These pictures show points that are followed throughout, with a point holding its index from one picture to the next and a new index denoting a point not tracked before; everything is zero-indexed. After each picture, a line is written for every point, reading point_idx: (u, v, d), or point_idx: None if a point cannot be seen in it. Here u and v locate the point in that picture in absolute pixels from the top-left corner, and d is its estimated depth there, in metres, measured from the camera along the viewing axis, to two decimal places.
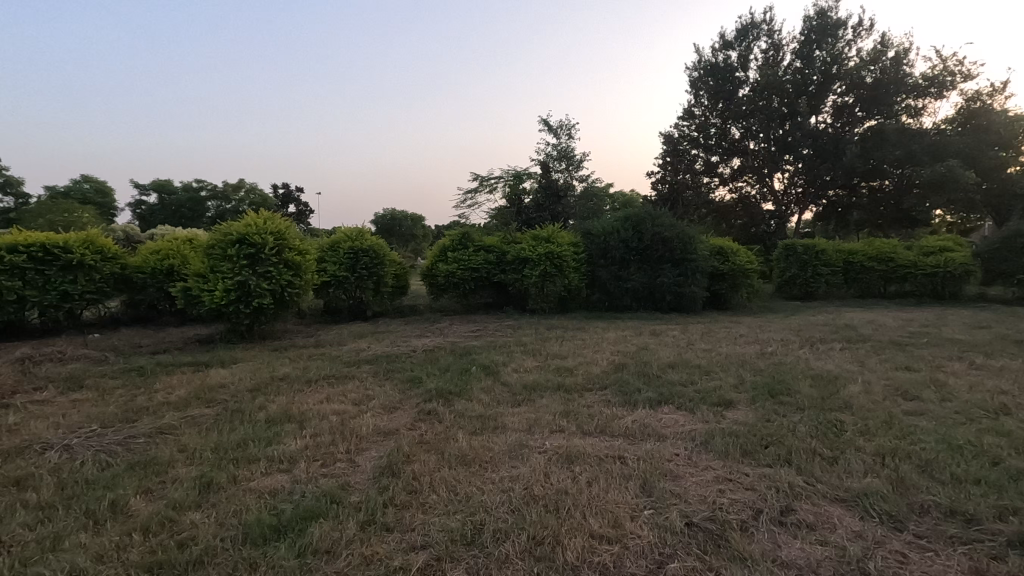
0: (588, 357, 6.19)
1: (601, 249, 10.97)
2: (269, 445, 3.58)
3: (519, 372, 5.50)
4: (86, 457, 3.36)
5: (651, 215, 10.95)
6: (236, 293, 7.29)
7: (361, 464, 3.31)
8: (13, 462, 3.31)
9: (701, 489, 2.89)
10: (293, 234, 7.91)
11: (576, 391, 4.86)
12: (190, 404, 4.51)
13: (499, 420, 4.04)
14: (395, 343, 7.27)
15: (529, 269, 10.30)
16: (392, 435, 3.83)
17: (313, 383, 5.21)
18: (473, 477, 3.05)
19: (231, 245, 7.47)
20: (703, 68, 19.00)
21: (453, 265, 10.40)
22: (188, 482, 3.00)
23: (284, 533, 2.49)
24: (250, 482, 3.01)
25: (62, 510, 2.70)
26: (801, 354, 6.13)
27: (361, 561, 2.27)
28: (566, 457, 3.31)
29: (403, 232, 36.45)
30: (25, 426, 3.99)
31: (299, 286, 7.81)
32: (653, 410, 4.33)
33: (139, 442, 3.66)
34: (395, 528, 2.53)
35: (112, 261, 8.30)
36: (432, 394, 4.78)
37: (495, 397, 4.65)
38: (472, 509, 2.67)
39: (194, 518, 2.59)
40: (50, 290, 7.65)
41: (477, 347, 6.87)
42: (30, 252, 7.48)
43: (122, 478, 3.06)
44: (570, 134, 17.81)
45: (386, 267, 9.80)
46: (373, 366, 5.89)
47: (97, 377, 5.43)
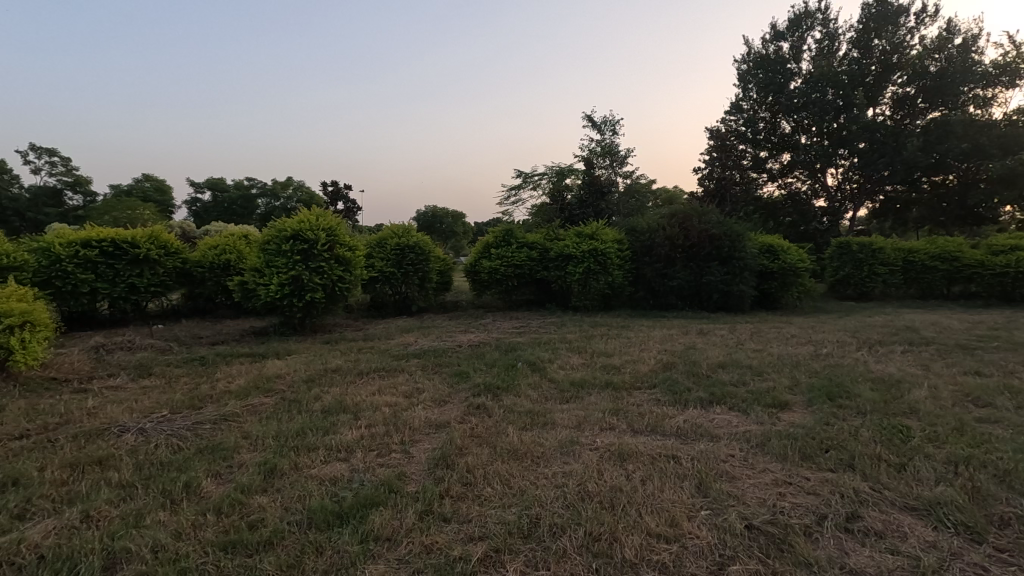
0: (634, 356, 6.12)
1: (646, 246, 10.83)
2: (327, 434, 3.71)
3: (566, 369, 5.50)
4: (160, 440, 3.56)
5: (697, 211, 10.74)
6: (290, 287, 7.55)
7: (416, 455, 3.38)
8: (94, 443, 3.53)
9: (760, 492, 2.82)
10: (344, 231, 8.16)
11: (625, 389, 4.82)
12: (250, 393, 4.70)
13: (548, 416, 4.05)
14: (442, 338, 7.38)
15: (572, 266, 10.25)
16: (443, 427, 3.89)
17: (364, 375, 5.35)
18: (526, 472, 3.07)
19: (285, 241, 7.74)
20: (754, 61, 18.45)
21: (496, 261, 10.46)
22: (253, 467, 3.14)
23: (346, 520, 2.56)
24: (311, 470, 3.12)
25: (141, 489, 2.86)
26: (859, 357, 5.89)
27: (422, 550, 2.33)
28: (618, 455, 3.29)
29: (444, 228, 36.87)
30: (103, 410, 4.25)
31: (349, 281, 8.04)
32: (705, 410, 4.26)
33: (206, 428, 3.85)
34: (452, 519, 2.57)
35: (175, 256, 8.74)
36: (480, 388, 4.84)
37: (543, 394, 4.66)
38: (528, 503, 2.69)
39: (261, 502, 2.71)
40: (119, 283, 8.09)
41: (522, 343, 6.89)
42: (102, 247, 7.93)
43: (193, 462, 3.22)
44: (614, 130, 17.63)
45: (431, 263, 9.98)
46: (421, 361, 5.98)
47: (164, 365, 5.73)
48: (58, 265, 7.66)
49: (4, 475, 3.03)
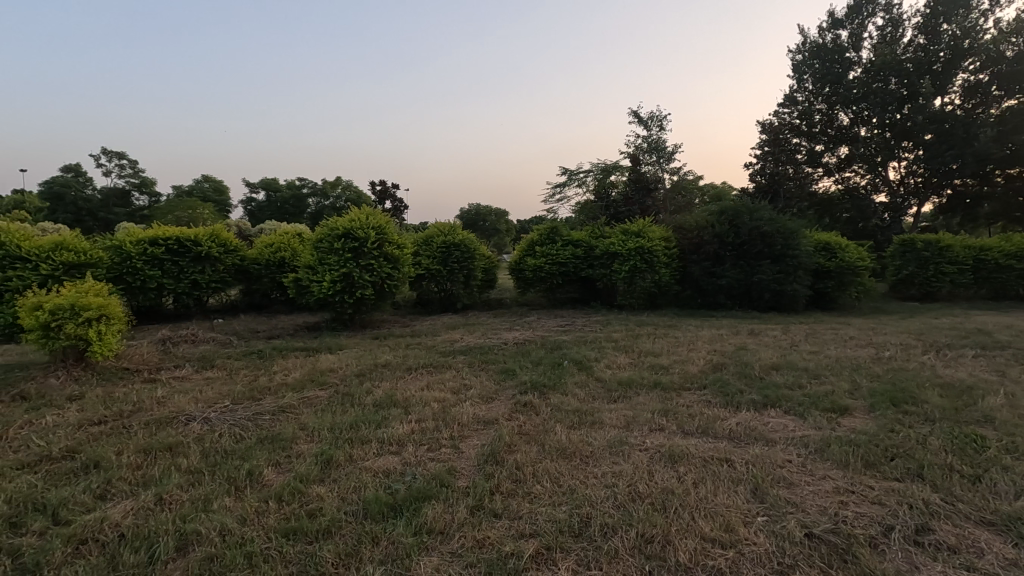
0: (682, 356, 5.99)
1: (693, 244, 10.59)
2: (379, 427, 3.81)
3: (613, 369, 5.44)
4: (223, 430, 3.74)
5: (749, 208, 10.38)
6: (341, 284, 7.77)
7: (465, 450, 3.44)
8: (165, 430, 3.75)
9: (820, 500, 2.72)
10: (393, 229, 8.34)
11: (674, 390, 4.73)
12: (305, 386, 4.88)
13: (596, 415, 4.01)
14: (488, 335, 7.45)
15: (618, 263, 10.12)
16: (491, 424, 3.93)
17: (412, 371, 5.46)
18: (575, 471, 3.06)
19: (337, 239, 7.98)
20: (809, 50, 17.73)
21: (541, 258, 10.45)
22: (311, 457, 3.25)
23: (400, 511, 2.63)
24: (365, 462, 3.20)
25: (207, 475, 3.02)
26: (926, 361, 5.57)
27: (474, 544, 2.36)
28: (668, 456, 3.25)
29: (486, 227, 37.10)
30: (171, 399, 4.50)
31: (397, 279, 8.21)
32: (759, 413, 4.13)
33: (266, 419, 4.01)
34: (503, 515, 2.60)
35: (234, 253, 9.16)
36: (527, 386, 4.86)
37: (590, 393, 4.63)
38: (578, 502, 2.68)
39: (318, 491, 2.81)
40: (183, 279, 8.52)
41: (567, 341, 6.86)
42: (168, 244, 8.40)
43: (255, 451, 3.37)
44: (661, 125, 17.32)
45: (477, 261, 10.06)
46: (467, 358, 6.05)
47: (225, 358, 6.01)
48: (129, 262, 8.14)
49: (87, 457, 3.25)
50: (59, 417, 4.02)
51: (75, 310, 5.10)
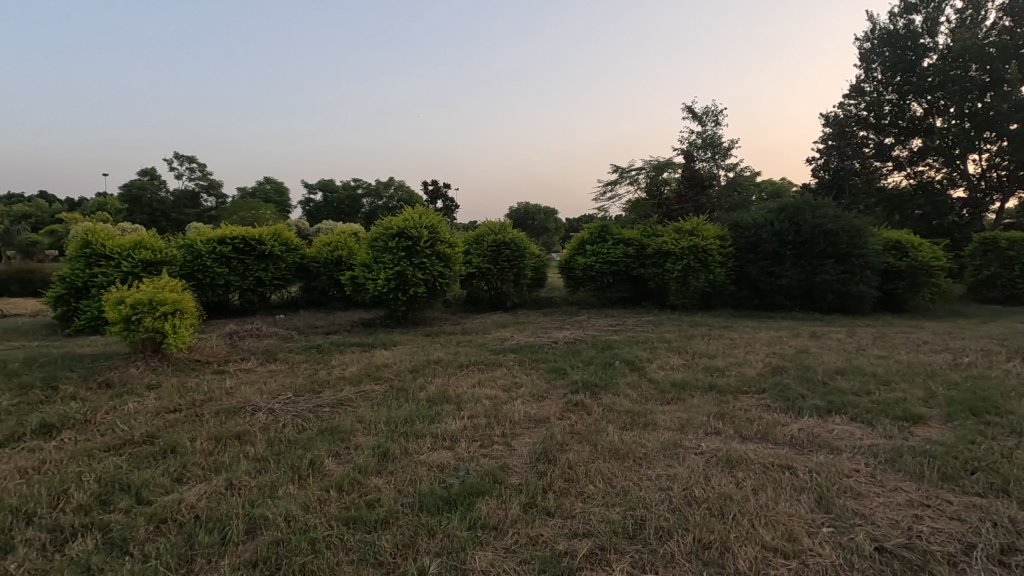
0: (739, 358, 5.79)
1: (751, 243, 10.21)
2: (433, 422, 3.88)
3: (666, 370, 5.33)
4: (287, 420, 3.92)
5: (812, 205, 9.91)
6: (395, 282, 7.97)
7: (517, 448, 3.46)
8: (234, 419, 3.97)
9: (891, 512, 2.58)
10: (445, 228, 8.48)
11: (730, 393, 4.58)
12: (362, 380, 5.04)
13: (649, 417, 3.95)
14: (538, 334, 7.45)
15: (671, 263, 9.89)
16: (542, 423, 3.93)
17: (464, 368, 5.53)
18: (628, 472, 3.02)
19: (391, 238, 8.19)
20: (878, 38, 16.72)
21: (592, 257, 10.36)
22: (369, 450, 3.36)
23: (454, 505, 2.68)
24: (420, 456, 3.28)
25: (273, 463, 3.16)
26: (1010, 369, 5.17)
27: (527, 541, 2.38)
28: (726, 460, 3.16)
29: (536, 225, 37.15)
30: (238, 389, 4.75)
31: (448, 277, 8.35)
32: (822, 419, 3.95)
33: (326, 411, 4.17)
34: (556, 513, 2.60)
35: (294, 252, 9.58)
36: (578, 385, 4.84)
37: (642, 394, 4.56)
38: (632, 503, 2.64)
39: (375, 483, 2.89)
40: (248, 276, 8.98)
41: (618, 341, 6.78)
42: (235, 244, 8.90)
43: (316, 441, 3.51)
44: (717, 120, 16.83)
45: (527, 260, 10.10)
46: (517, 356, 6.07)
47: (286, 352, 6.28)
48: (199, 260, 8.65)
49: (165, 443, 3.48)
50: (139, 404, 4.32)
51: (153, 305, 5.45)
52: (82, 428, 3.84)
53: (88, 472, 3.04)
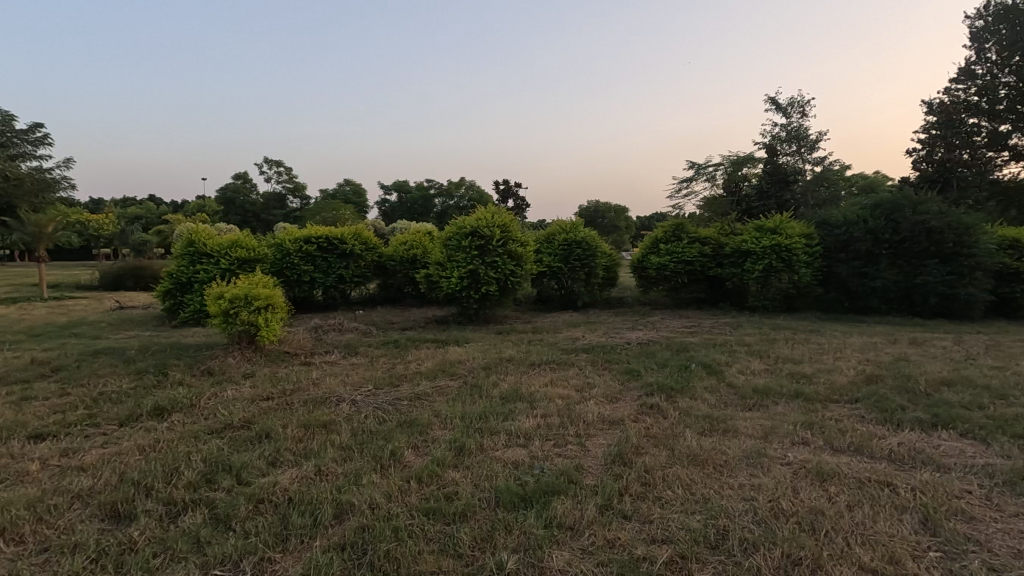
0: (828, 364, 5.44)
1: (841, 241, 9.54)
2: (506, 420, 3.93)
3: (747, 375, 5.10)
4: (369, 411, 4.11)
5: (912, 200, 9.12)
6: (468, 280, 8.11)
7: (592, 449, 3.43)
8: (320, 408, 4.20)
9: (1012, 541, 2.33)
10: (517, 227, 8.57)
11: (819, 402, 4.31)
12: (437, 376, 5.18)
13: (730, 423, 3.79)
14: (610, 334, 7.36)
15: (751, 262, 9.43)
16: (617, 424, 3.88)
17: (536, 367, 5.56)
18: (709, 479, 2.92)
19: (465, 237, 8.36)
20: (994, 15, 15.22)
21: (666, 256, 10.06)
22: (445, 444, 3.45)
23: (530, 503, 2.70)
24: (495, 452, 3.33)
25: (357, 452, 3.32)
26: None
27: (604, 543, 2.35)
28: (816, 473, 2.97)
29: (606, 224, 36.64)
30: (323, 381, 5.04)
31: (520, 276, 8.41)
32: (926, 434, 3.63)
33: (404, 404, 4.33)
34: (633, 517, 2.56)
35: (373, 250, 10.01)
36: (652, 387, 4.73)
37: (721, 399, 4.39)
38: (714, 512, 2.55)
39: (453, 476, 2.97)
40: (331, 274, 9.47)
41: (694, 344, 6.55)
42: (319, 243, 9.45)
43: (396, 433, 3.65)
44: (803, 111, 15.88)
45: (598, 259, 9.98)
46: (589, 356, 6.02)
47: (366, 346, 6.57)
48: (288, 258, 9.25)
49: (260, 428, 3.74)
50: (237, 391, 4.67)
51: (248, 299, 5.88)
52: (189, 411, 4.20)
53: (195, 452, 3.32)
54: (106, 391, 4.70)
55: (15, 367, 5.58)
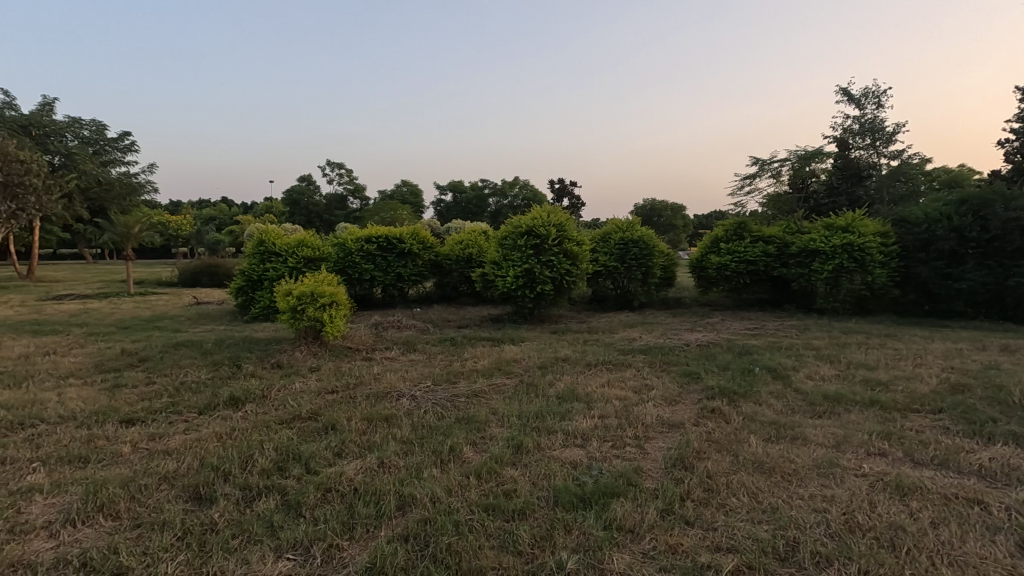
0: (907, 371, 5.10)
1: (921, 240, 8.92)
2: (563, 419, 3.92)
3: (816, 380, 4.86)
4: (428, 407, 4.20)
5: (1005, 195, 8.39)
6: (523, 279, 8.13)
7: (651, 452, 3.36)
8: (382, 403, 4.34)
9: None
10: (573, 226, 8.53)
11: (897, 411, 4.05)
12: (494, 374, 5.24)
13: (799, 430, 3.62)
14: (668, 335, 7.19)
15: (820, 262, 8.96)
16: (677, 428, 3.79)
17: (592, 367, 5.51)
18: (776, 488, 2.80)
19: (520, 236, 8.40)
20: None
21: (727, 256, 9.73)
22: (503, 441, 3.48)
23: (589, 504, 2.68)
24: (553, 451, 3.33)
25: (417, 446, 3.41)
26: None
27: (666, 548, 2.30)
28: (894, 486, 2.80)
29: (662, 222, 35.85)
30: (383, 376, 5.19)
31: (575, 275, 8.35)
32: (1022, 449, 3.34)
33: (462, 401, 4.40)
34: (696, 523, 2.49)
35: (430, 250, 10.21)
36: (714, 391, 4.59)
37: (788, 405, 4.20)
38: (782, 523, 2.45)
39: (511, 474, 2.99)
40: (390, 272, 9.75)
41: (758, 347, 6.31)
42: (378, 242, 9.75)
43: (454, 429, 3.71)
44: (878, 102, 14.95)
45: (655, 258, 9.77)
46: (647, 357, 5.91)
47: (424, 343, 6.72)
48: (349, 257, 9.61)
49: (326, 420, 3.90)
50: (304, 384, 4.90)
51: (314, 297, 6.13)
52: (261, 402, 4.44)
53: (267, 441, 3.50)
54: (186, 381, 5.03)
55: (108, 356, 6.07)
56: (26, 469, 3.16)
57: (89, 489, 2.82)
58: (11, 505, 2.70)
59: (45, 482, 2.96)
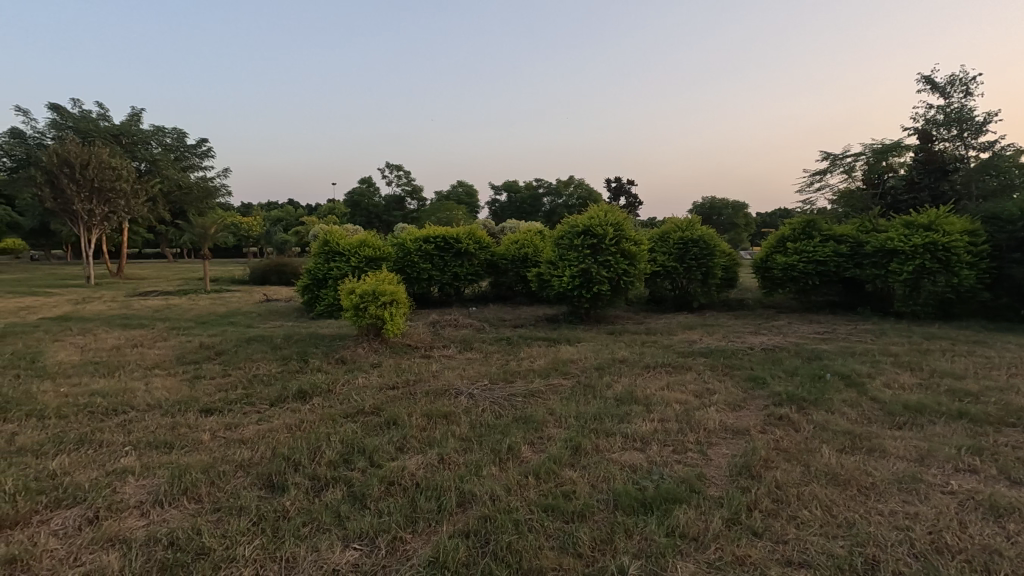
0: (1001, 381, 4.70)
1: (1016, 239, 8.18)
2: (622, 422, 3.86)
3: (895, 389, 4.56)
4: (485, 405, 4.25)
5: None
6: (579, 279, 8.07)
7: (715, 458, 3.26)
8: (440, 400, 4.42)
9: None
10: (630, 225, 8.39)
11: (989, 424, 3.73)
12: (551, 374, 5.23)
13: (876, 441, 3.41)
14: (730, 338, 6.94)
15: (898, 263, 8.40)
16: (741, 434, 3.66)
17: (651, 369, 5.40)
18: (852, 502, 2.65)
19: (577, 236, 8.34)
20: None
21: (794, 256, 9.30)
22: (561, 442, 3.47)
23: (650, 509, 2.62)
24: (611, 454, 3.28)
25: (476, 444, 3.45)
26: None
27: (733, 560, 2.22)
28: (988, 507, 2.58)
29: (722, 221, 34.72)
30: (441, 373, 5.29)
31: (633, 275, 8.21)
32: None
33: (519, 400, 4.42)
34: (764, 535, 2.39)
35: (486, 249, 10.32)
36: (782, 397, 4.39)
37: (863, 414, 3.96)
38: (860, 539, 2.31)
39: (570, 475, 2.97)
40: (447, 271, 9.91)
41: (829, 351, 5.99)
42: (436, 242, 9.95)
43: (512, 428, 3.73)
44: (967, 90, 13.86)
45: (716, 258, 9.46)
46: (708, 360, 5.73)
47: (481, 342, 6.80)
48: (408, 257, 9.86)
49: (388, 415, 4.01)
50: (367, 379, 5.06)
51: (375, 295, 6.33)
52: (326, 395, 4.62)
53: (334, 434, 3.64)
54: (258, 374, 5.31)
55: (188, 350, 6.49)
56: (119, 452, 3.43)
57: (174, 474, 3.03)
58: (108, 485, 2.93)
59: (136, 465, 3.20)
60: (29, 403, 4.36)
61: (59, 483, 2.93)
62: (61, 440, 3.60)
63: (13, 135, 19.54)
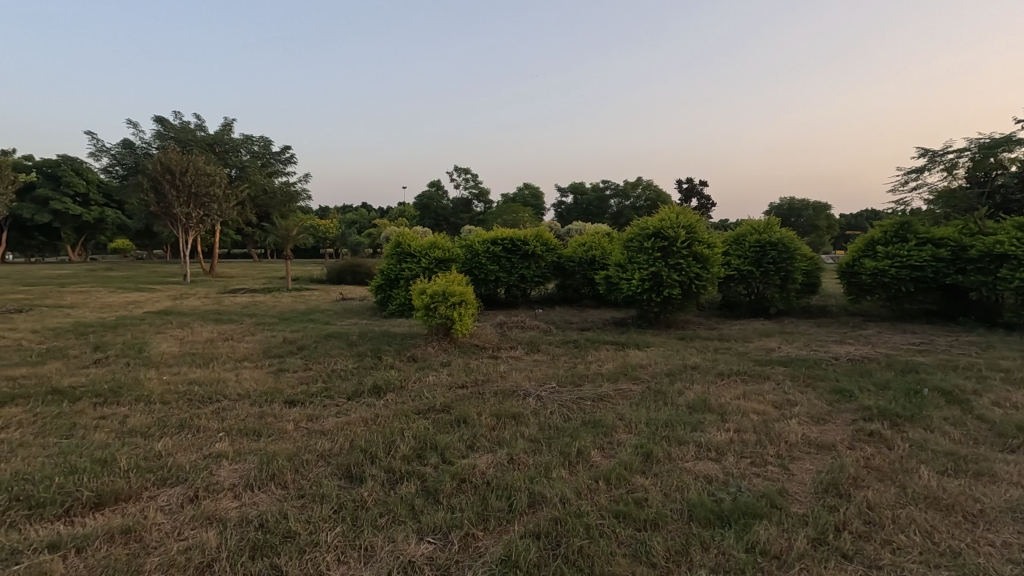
0: None
1: None
2: (695, 430, 3.74)
3: (1006, 408, 4.13)
4: (554, 408, 4.24)
5: None
6: (649, 282, 7.88)
7: (798, 473, 3.08)
8: (508, 400, 4.46)
9: None
10: (703, 227, 8.12)
11: None
12: (619, 378, 5.15)
13: (984, 465, 3.10)
14: (813, 347, 6.55)
15: (1009, 269, 7.58)
16: (827, 449, 3.44)
17: (726, 377, 5.19)
18: (958, 530, 2.42)
19: (648, 238, 8.16)
20: None
21: (885, 261, 8.64)
22: (631, 448, 3.41)
23: (728, 522, 2.52)
24: (685, 463, 3.18)
25: (545, 446, 3.45)
26: None
27: None
28: None
29: (802, 223, 32.87)
30: (510, 374, 5.34)
31: (706, 279, 7.92)
32: None
33: (587, 403, 4.38)
34: (855, 558, 2.24)
35: (553, 252, 10.31)
36: (872, 412, 4.09)
37: (968, 434, 3.62)
38: (967, 571, 2.12)
39: (642, 482, 2.91)
40: (514, 273, 9.98)
41: (927, 364, 5.51)
42: (504, 244, 10.04)
43: (581, 432, 3.70)
44: None
45: (797, 262, 8.96)
46: (788, 369, 5.44)
47: (548, 344, 6.80)
48: (476, 258, 10.02)
49: (458, 414, 4.09)
50: (437, 377, 5.19)
51: (445, 296, 6.47)
52: (399, 392, 4.78)
53: (407, 429, 3.76)
54: (336, 369, 5.58)
55: (273, 344, 6.92)
56: (215, 437, 3.71)
57: (263, 460, 3.23)
58: (206, 467, 3.17)
59: (229, 450, 3.45)
60: (138, 389, 4.80)
61: (164, 463, 3.21)
62: (165, 423, 3.94)
63: (125, 145, 21.59)
